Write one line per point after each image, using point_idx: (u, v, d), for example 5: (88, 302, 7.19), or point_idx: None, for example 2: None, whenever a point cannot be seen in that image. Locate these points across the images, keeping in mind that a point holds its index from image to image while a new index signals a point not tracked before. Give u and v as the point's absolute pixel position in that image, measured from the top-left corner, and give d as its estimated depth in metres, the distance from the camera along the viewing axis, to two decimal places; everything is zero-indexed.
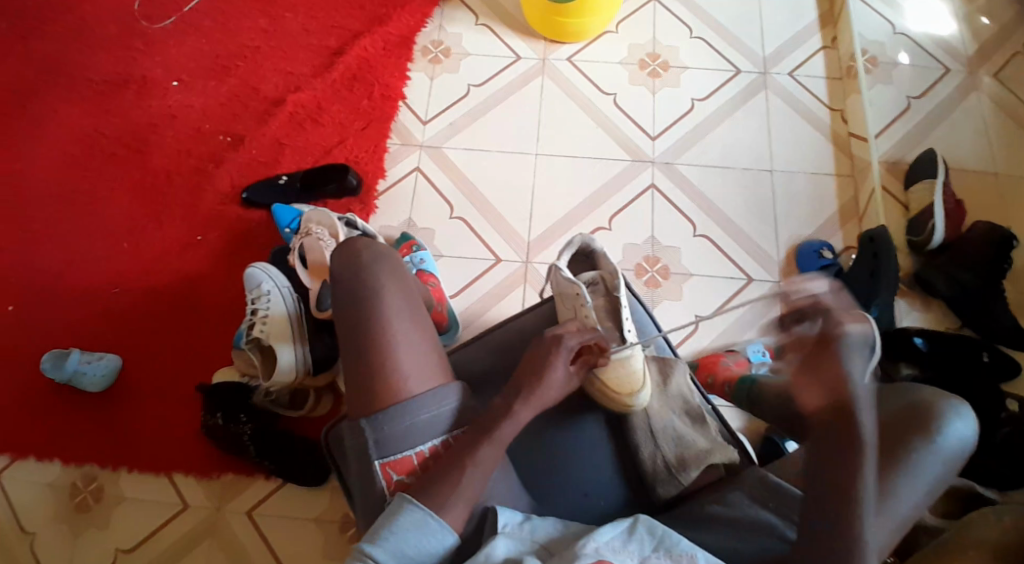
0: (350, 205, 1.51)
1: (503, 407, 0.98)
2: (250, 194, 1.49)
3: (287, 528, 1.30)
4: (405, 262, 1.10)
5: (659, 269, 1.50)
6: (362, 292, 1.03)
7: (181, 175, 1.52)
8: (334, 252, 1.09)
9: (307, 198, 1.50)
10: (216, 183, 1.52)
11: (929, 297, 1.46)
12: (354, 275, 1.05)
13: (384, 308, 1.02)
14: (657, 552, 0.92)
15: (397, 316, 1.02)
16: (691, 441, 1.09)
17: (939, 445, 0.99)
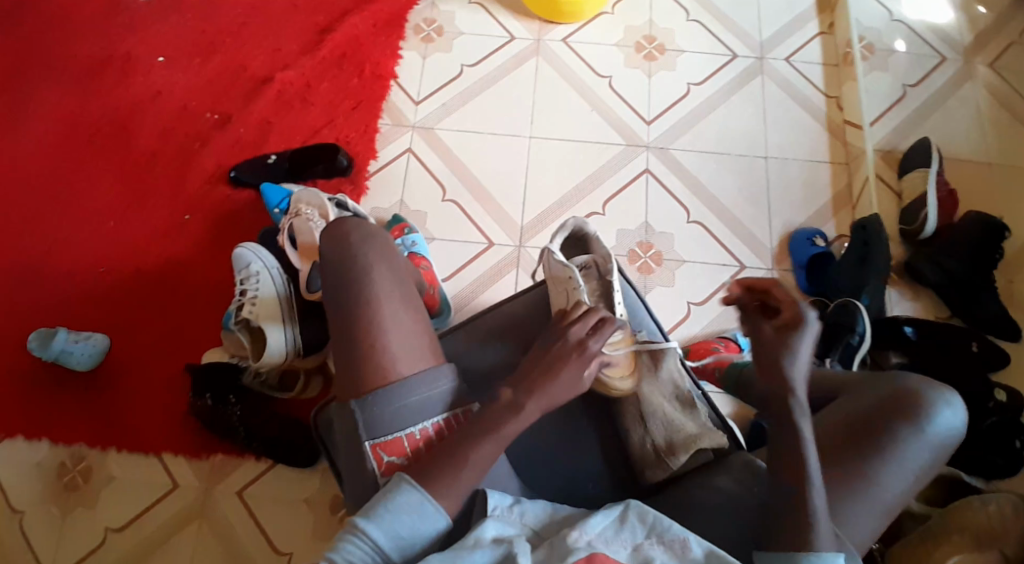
0: (341, 186, 1.50)
1: (510, 404, 0.98)
2: (238, 172, 1.48)
3: (279, 509, 1.31)
4: (393, 243, 1.09)
5: (652, 254, 1.50)
6: (352, 274, 1.03)
7: (169, 154, 1.51)
8: (323, 231, 1.07)
9: (295, 178, 1.49)
10: (203, 161, 1.50)
11: (917, 285, 1.46)
12: (344, 257, 1.04)
13: (375, 290, 1.01)
14: (649, 539, 0.94)
15: (387, 297, 1.01)
16: (681, 425, 1.09)
17: (927, 433, 1.04)
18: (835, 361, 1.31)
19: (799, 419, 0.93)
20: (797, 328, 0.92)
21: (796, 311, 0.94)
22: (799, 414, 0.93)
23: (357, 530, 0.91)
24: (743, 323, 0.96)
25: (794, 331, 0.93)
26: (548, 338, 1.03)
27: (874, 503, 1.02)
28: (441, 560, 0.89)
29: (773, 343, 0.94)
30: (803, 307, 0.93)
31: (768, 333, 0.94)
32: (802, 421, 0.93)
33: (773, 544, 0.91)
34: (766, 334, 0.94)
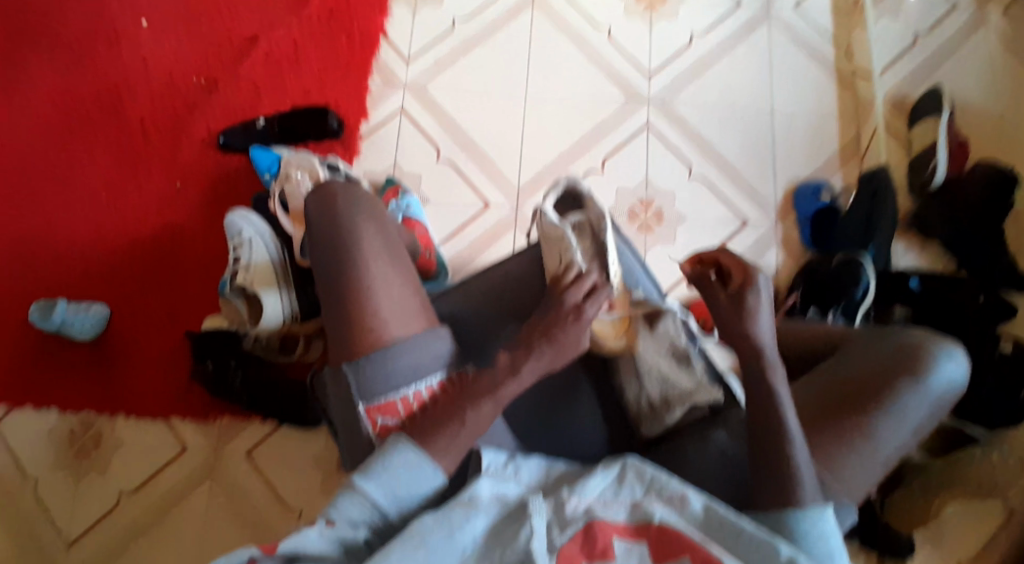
0: (332, 148, 1.49)
1: (509, 365, 1.01)
2: (227, 138, 1.47)
3: (285, 469, 1.34)
4: (383, 207, 1.09)
5: (653, 212, 1.48)
6: (342, 240, 1.02)
7: (159, 121, 1.50)
8: (311, 198, 1.07)
9: (286, 140, 1.48)
10: (192, 129, 1.49)
11: (925, 238, 1.43)
12: (331, 223, 1.04)
13: (363, 254, 1.02)
14: (648, 494, 0.94)
15: (375, 260, 1.02)
16: (676, 381, 1.08)
17: (928, 386, 1.04)
18: (837, 315, 1.29)
19: (776, 383, 0.96)
20: (749, 292, 0.98)
21: (746, 275, 0.99)
22: (776, 379, 0.96)
23: (355, 488, 0.92)
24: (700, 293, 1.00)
25: (748, 295, 0.98)
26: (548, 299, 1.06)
27: (873, 457, 1.01)
28: (435, 521, 0.90)
29: (730, 311, 0.98)
30: (753, 270, 0.99)
31: (723, 300, 0.99)
32: (779, 385, 0.96)
33: (760, 501, 0.93)
34: (722, 303, 0.99)
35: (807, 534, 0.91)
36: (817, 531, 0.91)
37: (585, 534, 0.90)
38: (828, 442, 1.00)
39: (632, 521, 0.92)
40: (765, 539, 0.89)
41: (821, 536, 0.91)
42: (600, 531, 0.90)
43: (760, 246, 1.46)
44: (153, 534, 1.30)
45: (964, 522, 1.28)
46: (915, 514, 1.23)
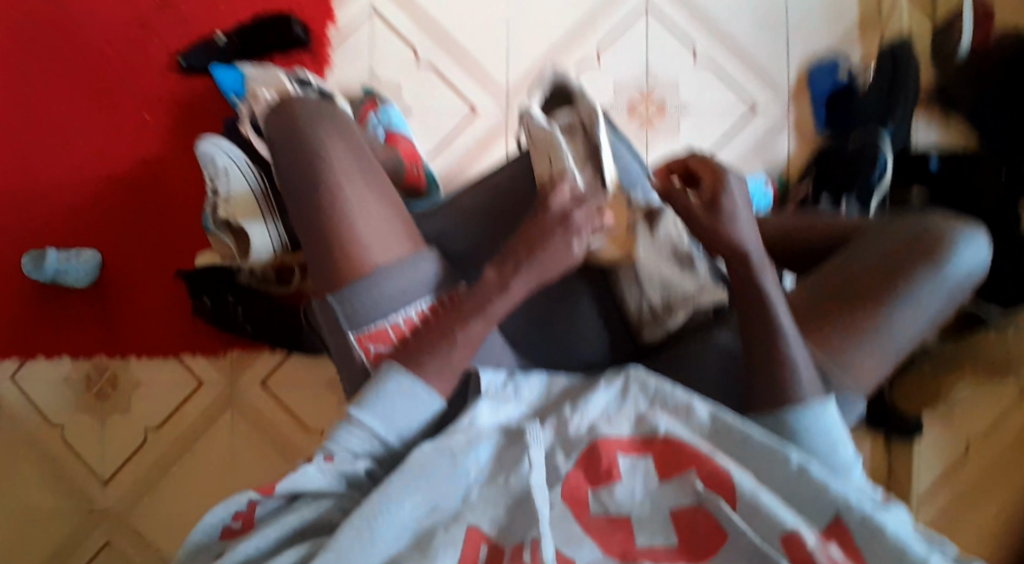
0: (300, 58, 1.36)
1: (498, 283, 0.95)
2: (187, 60, 1.34)
3: (302, 393, 1.36)
4: (351, 120, 1.01)
5: (656, 105, 1.39)
6: (309, 162, 0.96)
7: (112, 44, 1.35)
8: (272, 114, 1.00)
9: (250, 57, 1.34)
10: (149, 50, 1.35)
11: (949, 110, 1.33)
12: (293, 141, 0.97)
13: (333, 173, 0.95)
14: (653, 406, 0.90)
15: (347, 178, 0.96)
16: (679, 284, 1.05)
17: (948, 272, 0.97)
18: (853, 202, 1.23)
19: (766, 283, 0.92)
20: (722, 196, 0.93)
21: (714, 176, 0.95)
22: (765, 279, 0.92)
23: (351, 420, 0.89)
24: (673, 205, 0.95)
25: (721, 201, 0.93)
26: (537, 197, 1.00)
27: (885, 348, 0.96)
28: (435, 452, 0.86)
29: (709, 221, 0.93)
30: (721, 170, 0.94)
31: (699, 211, 0.93)
32: (768, 286, 0.92)
33: (758, 408, 0.90)
34: (700, 214, 0.93)
35: (806, 433, 0.88)
36: (815, 427, 0.88)
37: (589, 455, 0.86)
38: (837, 335, 0.95)
39: (636, 433, 0.88)
40: (772, 446, 0.85)
41: (821, 432, 0.88)
42: (603, 450, 0.86)
43: (771, 135, 1.39)
44: (184, 466, 1.35)
45: (979, 405, 1.33)
46: (924, 394, 1.29)
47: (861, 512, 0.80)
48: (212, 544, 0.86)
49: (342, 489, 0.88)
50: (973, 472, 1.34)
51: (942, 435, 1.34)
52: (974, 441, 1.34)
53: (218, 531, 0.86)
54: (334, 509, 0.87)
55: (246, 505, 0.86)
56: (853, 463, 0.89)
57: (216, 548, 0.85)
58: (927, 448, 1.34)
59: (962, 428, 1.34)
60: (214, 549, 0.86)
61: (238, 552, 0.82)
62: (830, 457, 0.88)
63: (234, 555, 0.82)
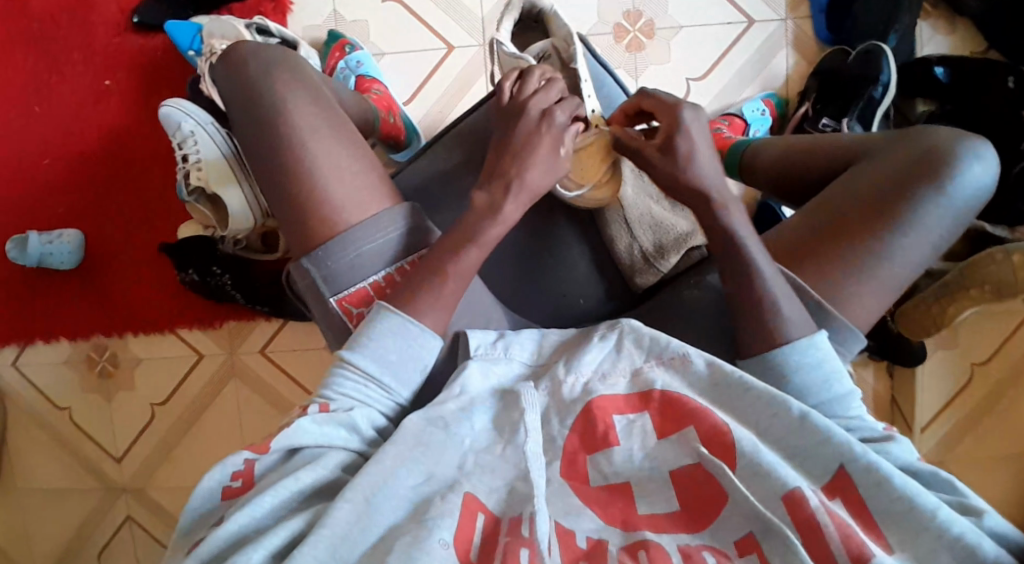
0: (260, 6, 1.29)
1: (488, 208, 0.89)
2: (141, 17, 1.27)
3: (302, 360, 1.35)
4: (308, 64, 0.95)
5: (643, 26, 1.30)
6: (265, 113, 0.90)
7: (63, 10, 1.29)
8: (221, 70, 0.94)
9: (206, 8, 1.29)
10: (102, 12, 1.29)
11: (954, 14, 1.24)
12: (251, 100, 0.92)
13: (297, 130, 0.90)
14: (649, 361, 0.87)
15: (311, 134, 0.90)
16: (670, 225, 1.01)
17: (950, 195, 0.91)
18: (854, 121, 1.18)
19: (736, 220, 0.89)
20: (676, 136, 0.90)
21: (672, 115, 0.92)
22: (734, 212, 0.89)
23: (344, 363, 0.85)
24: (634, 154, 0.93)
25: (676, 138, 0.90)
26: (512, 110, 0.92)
27: (887, 279, 0.91)
28: (425, 421, 0.83)
29: (666, 162, 0.90)
30: (675, 107, 0.91)
31: (655, 153, 0.91)
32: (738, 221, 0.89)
33: (749, 350, 0.87)
34: (656, 157, 0.91)
35: (797, 370, 0.85)
36: (806, 361, 0.85)
37: (584, 418, 0.83)
38: (833, 271, 0.91)
39: (634, 390, 0.85)
40: (771, 393, 0.82)
41: (813, 366, 0.85)
42: (599, 411, 0.83)
43: (766, 50, 1.30)
44: (195, 435, 1.36)
45: (983, 332, 1.35)
46: (924, 320, 1.22)
47: (865, 461, 0.78)
48: (214, 510, 0.79)
49: (342, 440, 0.82)
50: (976, 396, 1.36)
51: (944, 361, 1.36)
52: (977, 365, 1.35)
53: (217, 495, 0.79)
54: (337, 464, 0.80)
55: (244, 465, 0.80)
56: (852, 395, 0.86)
57: (218, 513, 0.79)
58: (930, 376, 1.36)
59: (963, 351, 1.35)
60: (216, 514, 0.79)
61: (238, 515, 0.75)
62: (825, 393, 0.85)
63: (233, 522, 0.75)
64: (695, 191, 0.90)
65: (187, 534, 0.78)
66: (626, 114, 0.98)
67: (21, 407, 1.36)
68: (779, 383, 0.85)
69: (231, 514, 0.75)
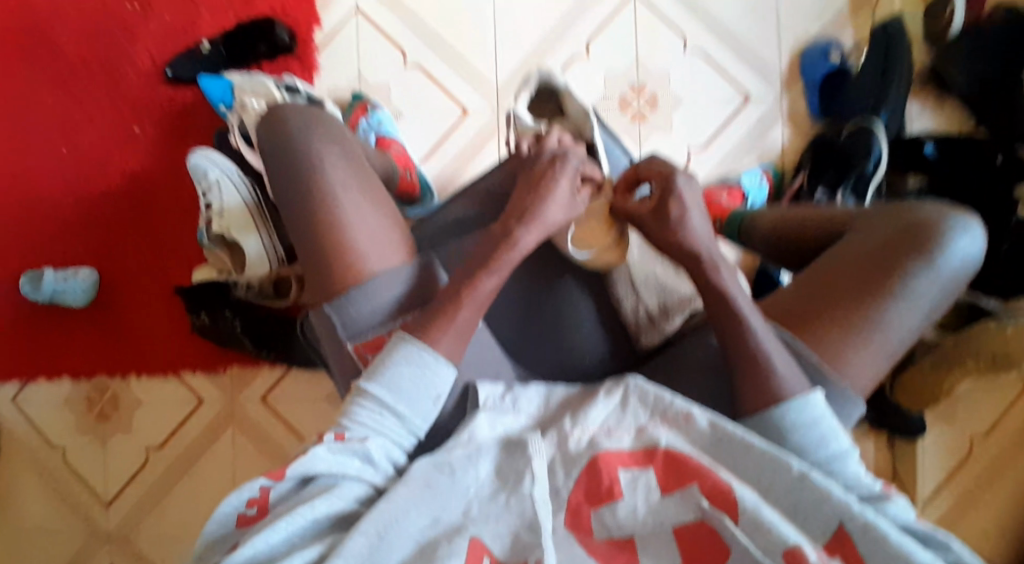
0: (288, 64, 1.34)
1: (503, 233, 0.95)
2: (173, 70, 1.32)
3: (302, 408, 1.36)
4: (343, 127, 1.01)
5: (647, 98, 1.37)
6: (298, 165, 0.95)
7: (92, 54, 1.33)
8: (262, 126, 1.00)
9: (237, 64, 1.33)
10: (133, 59, 1.33)
11: (942, 94, 1.32)
12: (289, 154, 0.97)
13: (329, 183, 0.94)
14: (653, 417, 0.91)
15: (342, 187, 0.94)
16: (674, 288, 1.05)
17: (941, 267, 0.96)
18: (847, 193, 1.24)
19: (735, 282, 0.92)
20: (670, 200, 0.93)
21: (665, 180, 0.96)
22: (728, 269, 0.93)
23: (362, 394, 0.88)
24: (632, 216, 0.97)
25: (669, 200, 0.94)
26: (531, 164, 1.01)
27: (881, 345, 0.95)
28: (432, 467, 0.87)
29: (658, 226, 0.94)
30: (667, 171, 0.96)
31: (646, 215, 0.95)
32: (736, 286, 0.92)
33: (747, 412, 0.89)
34: (648, 221, 0.95)
35: (794, 428, 0.87)
36: (803, 420, 0.87)
37: (590, 471, 0.86)
38: (831, 334, 0.95)
39: (637, 446, 0.88)
40: (773, 454, 0.85)
41: (809, 425, 0.87)
42: (604, 465, 0.86)
43: (761, 127, 1.37)
44: (188, 482, 1.35)
45: (979, 402, 1.33)
46: (922, 390, 1.23)
47: (863, 519, 0.81)
48: (227, 536, 0.82)
49: (356, 470, 0.85)
50: (976, 468, 1.34)
51: (945, 433, 1.33)
52: (977, 437, 1.33)
53: (231, 521, 0.83)
54: (353, 495, 0.83)
55: (259, 491, 0.83)
56: (847, 453, 0.87)
57: (231, 539, 0.82)
58: (932, 447, 1.33)
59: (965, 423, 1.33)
60: (230, 540, 0.82)
61: (254, 541, 0.78)
62: (822, 450, 0.87)
63: (248, 548, 0.78)
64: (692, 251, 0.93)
65: (199, 558, 0.82)
66: (625, 184, 1.02)
67: (16, 447, 1.34)
68: (780, 440, 0.88)
69: (246, 541, 0.78)
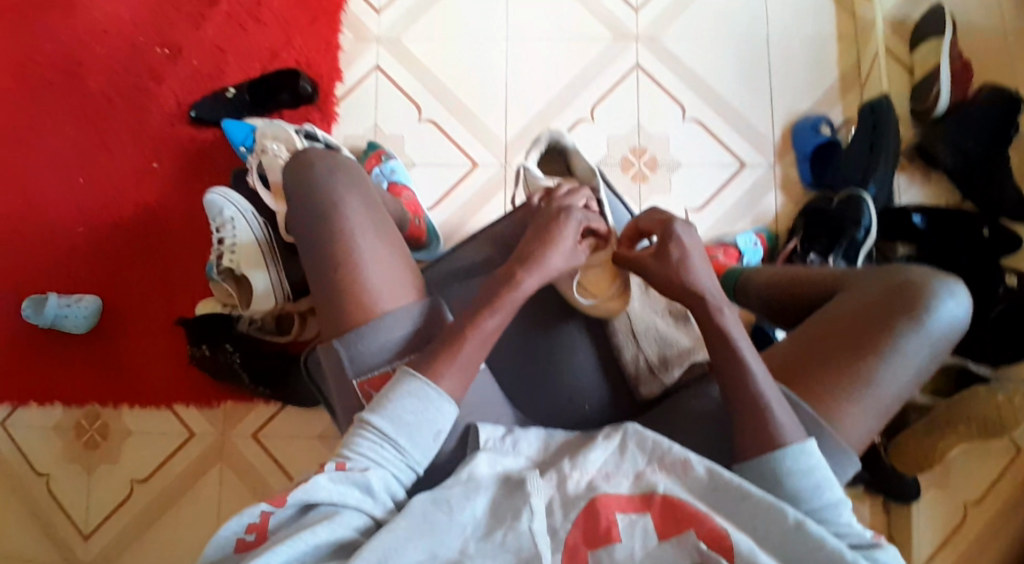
0: (309, 114, 1.44)
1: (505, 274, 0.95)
2: (198, 112, 1.42)
3: (292, 447, 1.34)
4: (364, 173, 1.02)
5: (646, 160, 1.43)
6: (319, 204, 0.96)
7: (122, 97, 1.45)
8: (288, 169, 1.01)
9: (260, 111, 1.42)
10: (161, 102, 1.44)
11: (930, 168, 1.39)
12: (310, 193, 0.97)
13: (348, 224, 0.95)
14: (651, 465, 0.90)
15: (361, 230, 0.95)
16: (673, 339, 1.06)
17: (928, 326, 0.97)
18: (839, 257, 1.28)
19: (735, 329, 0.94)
20: (669, 243, 0.97)
21: (664, 226, 1.00)
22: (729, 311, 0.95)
23: (364, 425, 0.86)
24: (633, 260, 1.00)
25: (669, 244, 0.98)
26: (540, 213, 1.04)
27: (870, 403, 0.96)
28: (431, 502, 0.85)
29: (659, 267, 0.98)
30: (665, 219, 1.00)
31: (650, 260, 0.98)
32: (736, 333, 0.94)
33: (751, 455, 0.90)
34: (650, 262, 0.98)
35: (788, 475, 0.88)
36: (798, 467, 0.88)
37: (588, 512, 0.85)
38: (822, 391, 0.96)
39: (635, 491, 0.87)
40: (770, 502, 0.85)
41: (803, 472, 0.88)
42: (603, 507, 0.85)
43: (756, 191, 1.42)
44: (170, 518, 1.32)
45: (974, 468, 1.30)
46: (918, 458, 1.25)
47: None
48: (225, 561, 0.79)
49: (356, 499, 0.82)
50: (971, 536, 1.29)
51: (939, 498, 1.30)
52: (972, 503, 1.29)
53: (229, 545, 0.79)
54: (353, 524, 0.81)
55: (260, 516, 0.80)
56: (840, 503, 0.88)
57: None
58: (924, 512, 1.29)
59: (957, 489, 1.30)
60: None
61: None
62: (818, 499, 0.87)
63: None
64: (688, 296, 0.96)
65: None
66: (629, 237, 1.05)
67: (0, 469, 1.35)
68: (774, 487, 0.89)
69: None
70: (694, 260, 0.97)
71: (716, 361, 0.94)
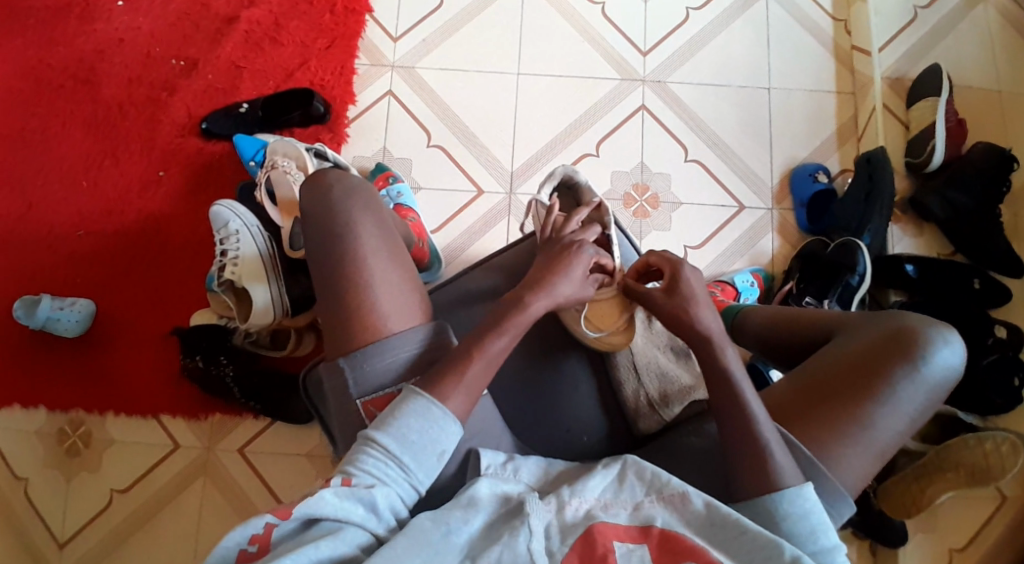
0: (320, 134, 1.45)
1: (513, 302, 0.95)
2: (209, 124, 1.43)
3: (279, 464, 1.32)
4: (378, 195, 1.01)
5: (648, 198, 1.45)
6: (334, 227, 0.96)
7: (134, 106, 1.45)
8: (303, 186, 1.00)
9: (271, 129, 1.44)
10: (172, 113, 1.45)
11: (922, 221, 1.42)
12: (325, 213, 0.97)
13: (360, 246, 0.95)
14: (649, 496, 0.88)
15: (373, 253, 0.95)
16: (674, 376, 1.05)
17: (922, 374, 0.96)
18: (834, 302, 1.30)
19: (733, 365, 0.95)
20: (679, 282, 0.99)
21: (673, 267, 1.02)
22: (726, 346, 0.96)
23: (370, 442, 0.86)
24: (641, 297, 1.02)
25: (679, 283, 1.00)
26: (551, 246, 1.04)
27: (866, 446, 0.95)
28: (431, 522, 0.83)
29: (665, 298, 1.00)
30: (676, 259, 1.01)
31: (659, 294, 1.00)
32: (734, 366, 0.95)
33: (748, 489, 0.91)
34: (658, 294, 1.01)
35: (785, 518, 0.89)
36: (795, 511, 0.88)
37: (585, 541, 0.83)
38: (818, 432, 0.95)
39: (634, 522, 0.86)
40: (768, 538, 0.83)
41: (801, 516, 0.88)
42: (600, 535, 0.83)
43: (755, 234, 1.44)
44: (149, 532, 1.29)
45: (962, 516, 1.32)
46: (907, 506, 1.26)
47: None
48: None
49: (359, 516, 0.81)
50: None
51: (926, 543, 1.32)
52: (956, 551, 1.31)
53: (228, 558, 0.77)
54: (355, 541, 0.80)
55: (263, 528, 0.78)
56: (833, 550, 0.88)
57: None
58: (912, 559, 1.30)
59: (943, 535, 1.32)
60: None
61: None
62: (813, 543, 0.88)
63: None
64: (693, 329, 0.97)
65: None
66: (637, 271, 1.06)
67: None
68: (770, 527, 0.89)
69: None
70: (702, 302, 0.99)
71: (729, 404, 0.94)
